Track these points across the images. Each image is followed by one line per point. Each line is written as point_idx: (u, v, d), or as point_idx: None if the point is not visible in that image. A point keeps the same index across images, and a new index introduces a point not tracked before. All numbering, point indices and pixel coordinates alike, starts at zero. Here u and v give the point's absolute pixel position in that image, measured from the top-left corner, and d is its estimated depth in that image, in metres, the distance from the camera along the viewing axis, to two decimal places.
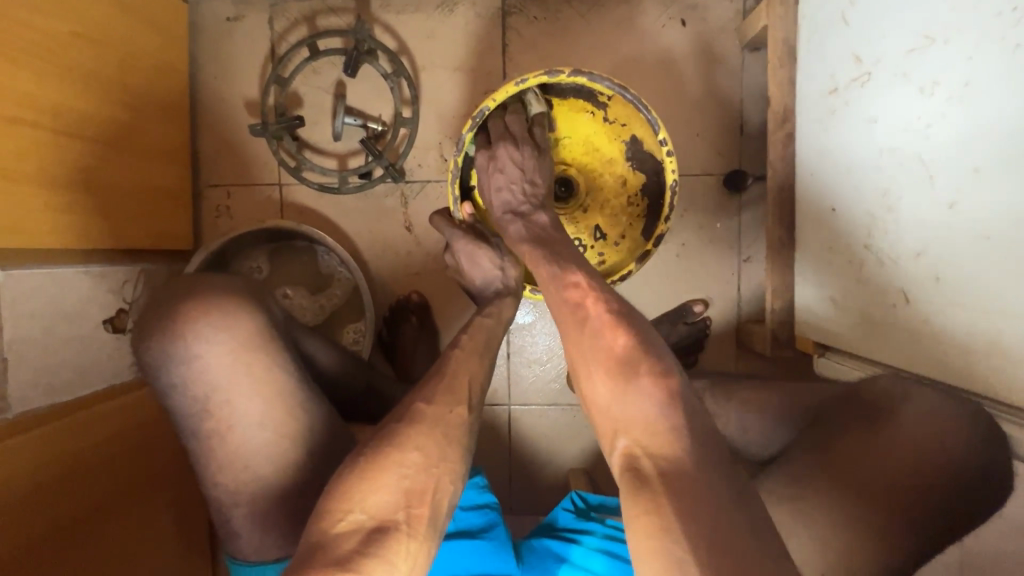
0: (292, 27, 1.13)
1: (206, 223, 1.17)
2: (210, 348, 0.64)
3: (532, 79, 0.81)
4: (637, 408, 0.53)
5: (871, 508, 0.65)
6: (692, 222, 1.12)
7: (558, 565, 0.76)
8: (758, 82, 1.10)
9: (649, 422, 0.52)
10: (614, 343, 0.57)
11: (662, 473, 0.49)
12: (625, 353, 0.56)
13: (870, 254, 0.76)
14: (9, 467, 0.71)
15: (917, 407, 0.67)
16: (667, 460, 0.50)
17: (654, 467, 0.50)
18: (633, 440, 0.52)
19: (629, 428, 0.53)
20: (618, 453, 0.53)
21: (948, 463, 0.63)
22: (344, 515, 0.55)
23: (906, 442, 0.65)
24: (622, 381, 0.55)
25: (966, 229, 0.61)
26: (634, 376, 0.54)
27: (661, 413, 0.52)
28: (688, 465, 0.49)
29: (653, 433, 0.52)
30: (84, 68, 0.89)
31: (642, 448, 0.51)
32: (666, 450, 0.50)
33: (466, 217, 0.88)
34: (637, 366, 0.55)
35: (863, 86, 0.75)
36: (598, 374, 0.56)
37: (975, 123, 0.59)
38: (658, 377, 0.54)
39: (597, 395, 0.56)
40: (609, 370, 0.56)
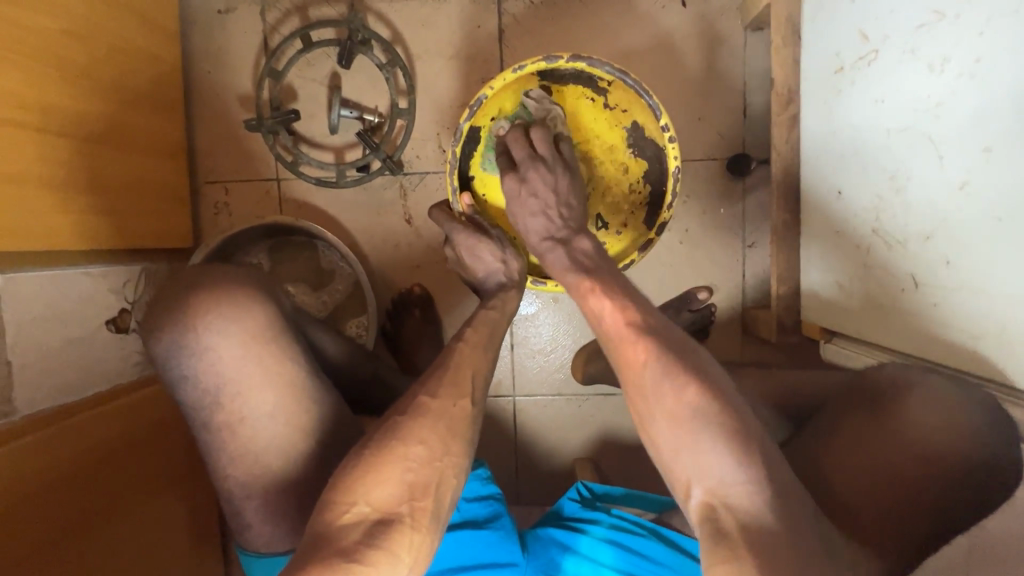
0: (285, 19, 1.11)
1: (206, 220, 1.17)
2: (222, 338, 0.63)
3: (530, 65, 0.81)
4: (708, 460, 0.51)
5: (882, 498, 0.63)
6: (696, 208, 1.10)
7: (565, 555, 0.77)
8: (761, 62, 1.07)
9: (722, 472, 0.50)
10: (669, 385, 0.53)
11: (746, 530, 0.49)
12: (680, 392, 0.53)
13: (877, 237, 0.75)
14: (17, 469, 0.71)
15: (924, 392, 0.65)
16: (751, 516, 0.49)
17: (735, 521, 0.49)
18: (709, 491, 0.51)
19: (701, 477, 0.51)
20: (693, 500, 0.52)
21: (961, 452, 0.62)
22: (348, 507, 0.55)
23: (911, 424, 0.64)
24: (688, 431, 0.52)
25: (978, 210, 0.59)
26: (698, 420, 0.52)
27: (737, 465, 0.50)
28: (769, 521, 0.49)
29: (729, 485, 0.50)
30: (76, 65, 0.88)
31: (719, 499, 0.50)
32: (745, 504, 0.50)
33: (465, 208, 0.86)
34: (700, 413, 0.52)
35: (870, 64, 0.73)
36: (660, 418, 0.53)
37: (987, 99, 0.57)
38: (718, 421, 0.51)
39: (660, 438, 0.53)
40: (666, 411, 0.53)
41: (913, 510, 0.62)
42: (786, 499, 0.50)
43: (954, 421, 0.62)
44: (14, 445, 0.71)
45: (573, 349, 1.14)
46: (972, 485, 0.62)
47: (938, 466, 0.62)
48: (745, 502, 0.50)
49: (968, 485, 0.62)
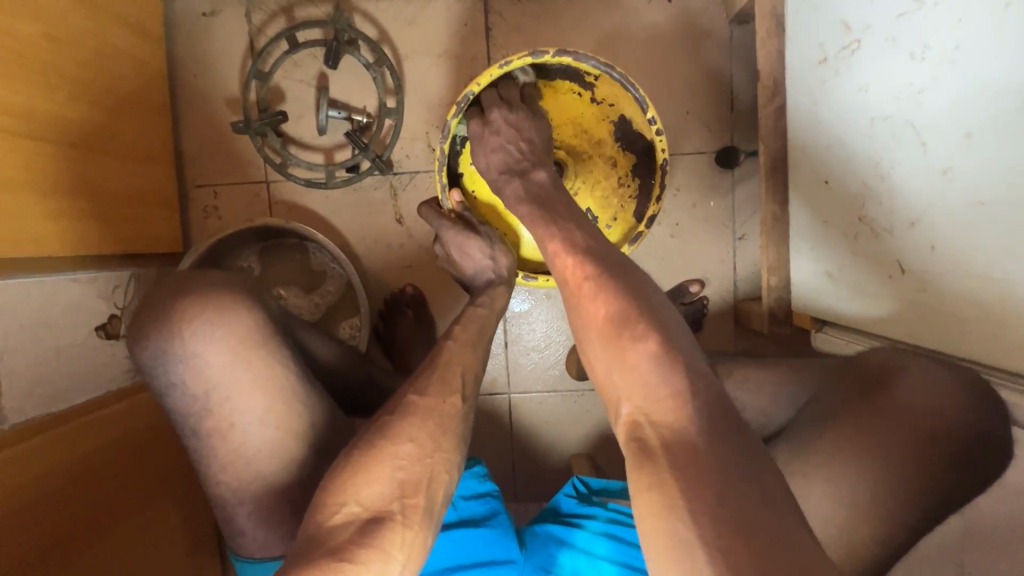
0: (270, 20, 1.11)
1: (195, 224, 1.16)
2: (206, 347, 0.63)
3: (516, 60, 0.80)
4: (637, 374, 0.51)
5: (873, 484, 0.64)
6: (685, 202, 1.11)
7: (561, 549, 0.77)
8: (747, 54, 1.08)
9: (648, 389, 0.50)
10: (612, 313, 0.54)
11: (666, 444, 0.48)
12: (621, 319, 0.53)
13: (864, 225, 0.75)
14: (8, 478, 0.70)
15: (914, 377, 0.66)
16: (670, 428, 0.48)
17: (659, 437, 0.48)
18: (638, 408, 0.50)
19: (630, 395, 0.51)
20: (624, 421, 0.51)
21: (954, 431, 0.61)
22: (339, 508, 0.54)
23: (904, 410, 0.64)
24: (619, 349, 0.53)
25: (962, 196, 0.60)
26: (631, 344, 0.52)
27: (663, 377, 0.50)
28: (692, 431, 0.48)
29: (654, 401, 0.50)
30: (59, 70, 0.87)
31: (646, 416, 0.50)
32: (671, 419, 0.49)
33: (455, 205, 0.86)
34: (635, 335, 0.52)
35: (853, 54, 0.73)
36: (595, 338, 0.55)
37: (967, 86, 0.57)
38: (652, 342, 0.51)
39: (598, 358, 0.54)
40: (606, 338, 0.54)
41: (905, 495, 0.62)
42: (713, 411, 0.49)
43: (944, 405, 0.62)
44: (8, 453, 0.71)
45: (567, 345, 1.15)
46: (966, 466, 0.61)
47: (931, 450, 0.61)
48: (669, 413, 0.49)
49: (962, 465, 0.61)
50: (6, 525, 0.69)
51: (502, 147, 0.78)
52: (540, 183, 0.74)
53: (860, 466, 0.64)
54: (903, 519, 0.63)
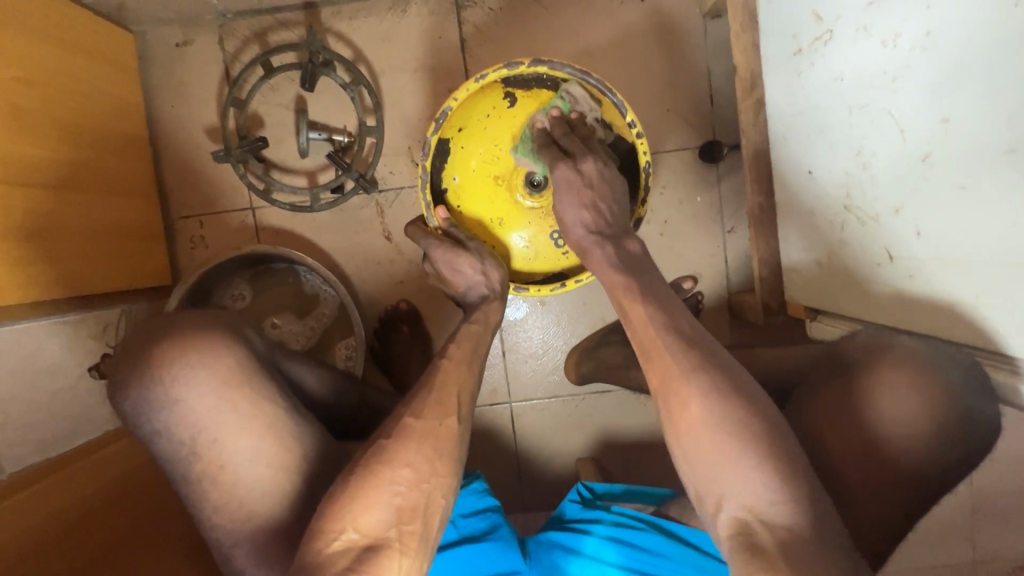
0: (244, 47, 1.10)
1: (182, 256, 1.15)
2: (187, 391, 0.63)
3: (491, 73, 0.80)
4: (741, 478, 0.52)
5: (885, 489, 0.61)
6: (672, 199, 1.11)
7: (569, 558, 0.76)
8: (723, 48, 1.08)
9: (758, 493, 0.52)
10: (710, 411, 0.54)
11: (781, 543, 0.50)
12: (728, 421, 0.53)
13: (849, 214, 0.75)
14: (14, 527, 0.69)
15: (903, 357, 0.63)
16: (785, 529, 0.51)
17: (773, 538, 0.51)
18: (743, 506, 0.52)
19: (734, 493, 0.53)
20: (725, 518, 0.53)
21: (942, 409, 0.59)
22: (338, 534, 0.55)
23: (898, 396, 0.61)
24: (729, 450, 0.53)
25: (942, 179, 0.60)
26: (740, 445, 0.53)
27: (770, 486, 0.52)
28: (799, 528, 0.51)
29: (765, 502, 0.52)
30: (31, 113, 0.86)
31: (754, 514, 0.52)
32: (782, 519, 0.51)
33: (441, 222, 0.85)
34: (735, 430, 0.53)
35: (826, 44, 0.73)
36: (697, 433, 0.54)
37: (941, 69, 0.57)
38: (762, 446, 0.52)
39: (696, 447, 0.54)
40: (713, 437, 0.53)
41: (900, 478, 0.61)
42: (828, 521, 0.52)
43: (929, 382, 0.60)
44: (12, 501, 0.70)
45: (565, 349, 1.14)
46: (957, 444, 0.60)
47: (923, 429, 0.60)
48: (782, 518, 0.51)
49: (951, 443, 0.59)
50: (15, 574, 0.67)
51: (592, 204, 0.74)
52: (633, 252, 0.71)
53: (854, 464, 0.62)
54: (900, 500, 0.62)
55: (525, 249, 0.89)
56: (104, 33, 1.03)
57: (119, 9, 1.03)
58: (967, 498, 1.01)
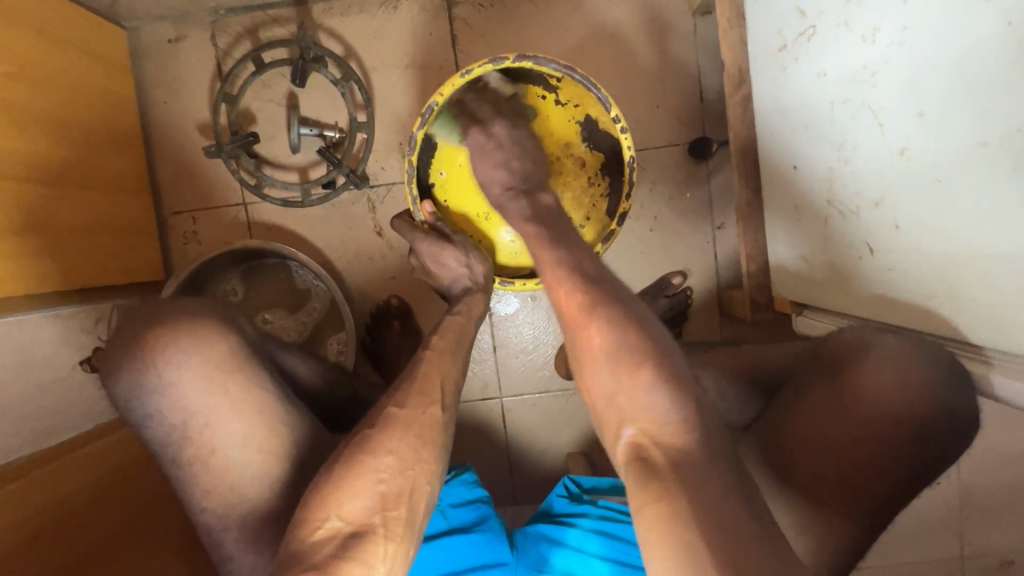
0: (236, 43, 1.11)
1: (175, 251, 1.16)
2: (177, 376, 0.63)
3: (476, 68, 0.79)
4: (638, 399, 0.51)
5: (854, 473, 0.63)
6: (661, 195, 1.11)
7: (554, 548, 0.77)
8: (712, 45, 1.08)
9: (653, 410, 0.50)
10: (605, 331, 0.54)
11: (671, 460, 0.48)
12: (626, 349, 0.53)
13: (832, 209, 0.76)
14: (10, 515, 0.70)
15: (881, 353, 0.64)
16: (678, 450, 0.48)
17: (665, 457, 0.48)
18: (640, 430, 0.50)
19: (633, 416, 0.51)
20: (624, 443, 0.51)
21: (923, 407, 0.60)
22: (322, 523, 0.56)
23: (872, 392, 0.62)
24: (625, 373, 0.52)
25: (918, 173, 0.60)
26: (638, 368, 0.52)
27: (664, 404, 0.50)
28: (693, 450, 0.48)
29: (659, 422, 0.50)
30: (25, 107, 0.87)
31: (648, 437, 0.50)
32: (673, 439, 0.49)
33: (427, 216, 0.86)
34: (629, 354, 0.52)
35: (809, 40, 0.74)
36: (596, 361, 0.54)
37: (918, 63, 0.57)
38: (656, 373, 0.51)
39: (595, 378, 0.54)
40: (608, 363, 0.53)
41: (875, 472, 0.62)
42: (723, 442, 0.50)
43: (911, 382, 0.60)
44: (14, 487, 0.72)
45: (555, 345, 1.15)
46: (936, 443, 0.60)
47: (902, 427, 0.60)
48: (674, 437, 0.49)
49: (930, 441, 0.60)
50: (8, 561, 0.68)
51: (503, 164, 0.81)
52: (546, 206, 0.75)
53: (822, 447, 0.64)
54: (878, 495, 0.62)
55: (512, 244, 0.90)
56: (97, 29, 1.04)
57: (111, 5, 1.03)
58: (954, 493, 1.01)
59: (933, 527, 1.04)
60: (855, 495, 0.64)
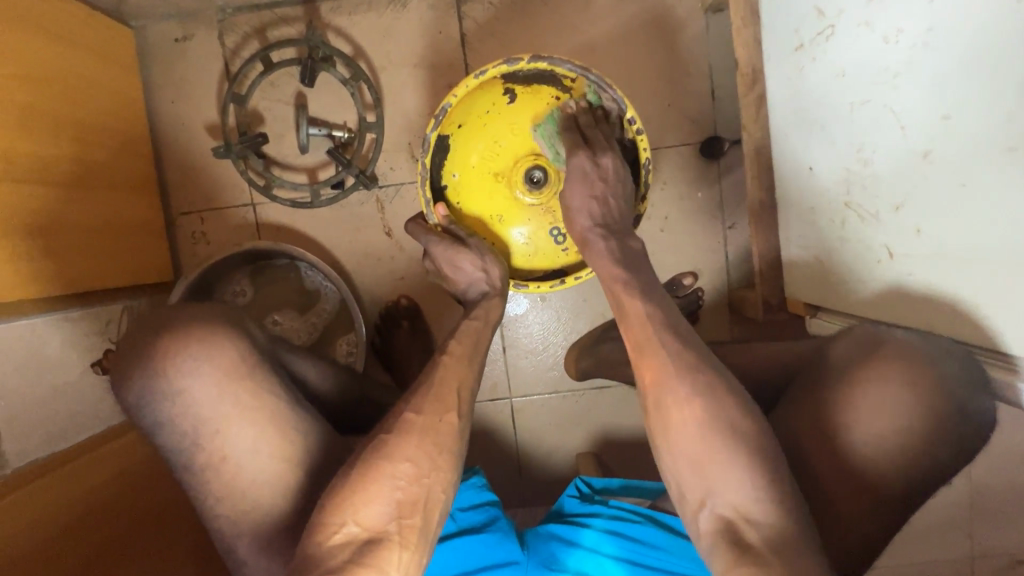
0: (244, 42, 1.10)
1: (184, 252, 1.16)
2: (192, 382, 0.63)
3: (491, 69, 0.79)
4: (731, 481, 0.55)
5: (871, 476, 0.61)
6: (673, 195, 1.10)
7: (568, 549, 0.76)
8: (725, 43, 1.07)
9: (745, 492, 0.55)
10: (693, 414, 0.57)
11: (766, 541, 0.53)
12: (719, 430, 0.56)
13: (849, 211, 0.75)
14: (25, 517, 0.70)
15: (903, 352, 0.62)
16: (769, 527, 0.54)
17: (758, 536, 0.54)
18: (730, 507, 0.55)
19: (722, 492, 0.55)
20: (709, 514, 0.56)
21: (938, 402, 0.60)
22: (338, 528, 0.56)
23: (895, 392, 0.60)
24: (719, 456, 0.56)
25: (942, 177, 0.59)
26: (731, 450, 0.56)
27: (758, 491, 0.54)
28: (783, 527, 0.53)
29: (750, 502, 0.54)
30: (34, 110, 0.86)
31: (739, 514, 0.55)
32: (764, 517, 0.54)
33: (440, 219, 0.85)
34: (727, 438, 0.56)
35: (828, 39, 0.73)
36: (683, 440, 0.57)
37: (943, 66, 0.57)
38: (749, 454, 0.55)
39: (683, 451, 0.57)
40: (702, 444, 0.56)
41: (892, 473, 0.61)
42: (806, 517, 0.55)
43: (925, 377, 0.60)
44: (25, 489, 0.72)
45: (565, 346, 1.15)
46: (952, 437, 0.60)
47: (916, 423, 0.60)
48: (765, 516, 0.54)
49: (945, 436, 0.60)
50: (24, 564, 0.68)
51: (600, 197, 0.78)
52: None
53: (840, 450, 0.62)
54: (894, 493, 0.61)
55: (525, 246, 0.89)
56: (104, 29, 1.03)
57: (118, 5, 1.03)
58: (965, 494, 1.01)
59: (943, 528, 1.04)
60: (869, 499, 0.62)
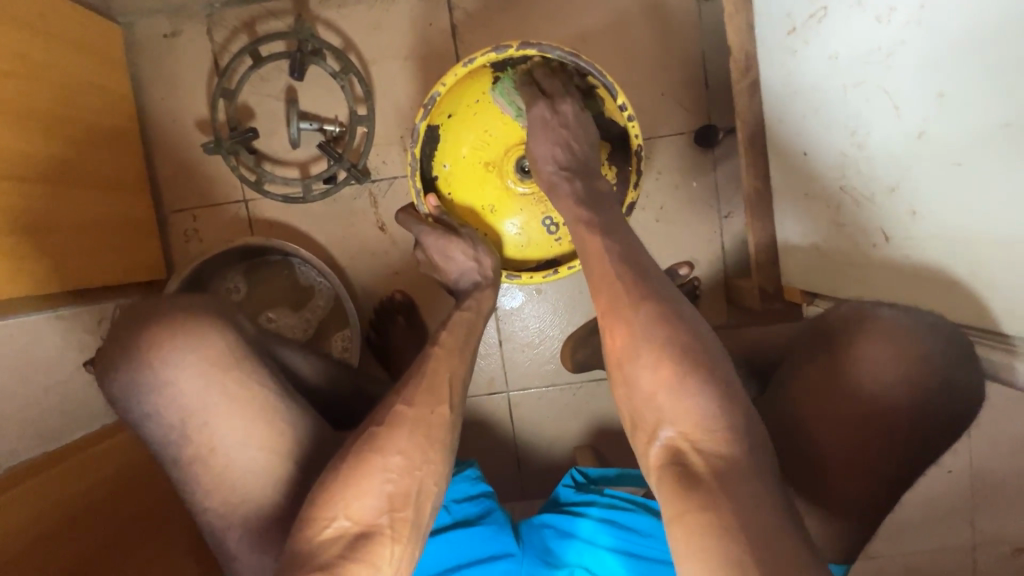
0: (232, 36, 1.09)
1: (176, 248, 1.15)
2: (180, 374, 0.62)
3: (480, 57, 0.78)
4: (684, 406, 0.53)
5: (853, 462, 0.61)
6: (668, 184, 1.10)
7: (564, 541, 0.76)
8: (718, 29, 1.06)
9: (695, 415, 0.52)
10: (651, 362, 0.55)
11: (714, 469, 0.50)
12: (673, 351, 0.54)
13: (845, 195, 0.74)
14: (20, 514, 0.70)
15: (876, 331, 0.62)
16: (718, 456, 0.50)
17: (707, 465, 0.50)
18: (679, 433, 0.52)
19: (673, 418, 0.53)
20: (661, 445, 0.53)
21: (924, 381, 0.58)
22: (329, 522, 0.55)
23: (869, 374, 0.60)
24: (674, 378, 0.53)
25: (937, 157, 0.58)
26: (676, 368, 0.54)
27: (708, 410, 0.52)
28: (731, 452, 0.50)
29: (700, 427, 0.52)
30: (22, 106, 0.86)
31: (687, 440, 0.52)
32: (713, 445, 0.51)
33: (431, 209, 0.85)
34: (682, 363, 0.54)
35: (820, 22, 0.72)
36: (631, 359, 0.56)
37: (936, 43, 0.56)
38: (699, 376, 0.53)
39: (637, 368, 0.55)
40: (649, 358, 0.55)
41: (868, 458, 0.60)
42: (762, 446, 0.52)
43: (907, 353, 0.58)
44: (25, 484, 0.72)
45: (561, 338, 1.14)
46: (937, 414, 0.58)
47: (903, 404, 0.59)
48: (716, 443, 0.51)
49: (929, 414, 0.58)
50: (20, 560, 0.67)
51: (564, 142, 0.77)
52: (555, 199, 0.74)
53: (814, 434, 0.62)
54: (878, 469, 0.60)
55: (517, 237, 0.89)
56: (91, 25, 1.02)
57: None
58: (966, 481, 1.00)
59: (945, 515, 1.03)
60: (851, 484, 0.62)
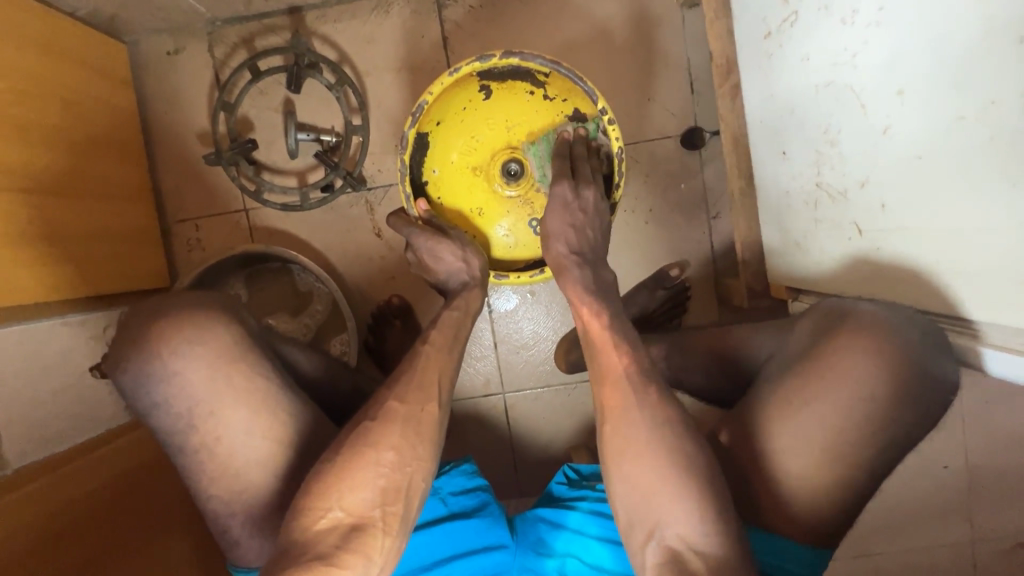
0: (232, 52, 1.13)
1: (180, 257, 1.19)
2: (179, 369, 0.65)
3: (465, 66, 0.81)
4: (675, 506, 0.60)
5: (832, 463, 0.62)
6: (656, 187, 1.12)
7: (555, 532, 0.77)
8: (701, 35, 1.09)
9: (690, 524, 0.59)
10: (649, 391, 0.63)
11: (707, 568, 0.58)
12: (666, 451, 0.61)
13: (821, 190, 0.76)
14: (34, 510, 0.73)
15: (856, 329, 0.63)
16: (713, 557, 0.58)
17: (702, 565, 0.58)
18: (679, 537, 0.59)
19: (670, 518, 0.60)
20: (658, 544, 0.60)
21: (899, 378, 0.60)
22: (324, 513, 0.57)
23: (850, 377, 0.61)
24: (669, 481, 0.60)
25: (902, 151, 0.60)
26: (668, 464, 0.60)
27: (700, 528, 0.59)
28: (719, 551, 0.58)
29: (695, 533, 0.59)
30: (33, 123, 0.90)
31: (685, 542, 0.59)
32: (706, 546, 0.59)
33: (421, 213, 0.87)
34: (675, 464, 0.60)
35: (792, 25, 0.74)
36: (621, 456, 0.62)
37: (895, 42, 0.58)
38: (690, 480, 0.60)
39: (630, 466, 0.62)
40: (646, 450, 0.61)
41: (845, 456, 0.61)
42: (744, 546, 0.60)
43: (885, 349, 0.60)
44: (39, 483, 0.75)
45: (555, 340, 1.16)
46: (915, 408, 0.60)
47: (879, 402, 0.60)
48: (710, 547, 0.58)
49: (908, 409, 0.60)
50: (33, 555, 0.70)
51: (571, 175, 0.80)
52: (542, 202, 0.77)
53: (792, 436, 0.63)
54: (860, 465, 0.61)
55: (506, 239, 0.91)
56: (98, 44, 1.06)
57: (111, 20, 1.06)
58: (964, 476, 1.01)
59: (945, 512, 1.03)
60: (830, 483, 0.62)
